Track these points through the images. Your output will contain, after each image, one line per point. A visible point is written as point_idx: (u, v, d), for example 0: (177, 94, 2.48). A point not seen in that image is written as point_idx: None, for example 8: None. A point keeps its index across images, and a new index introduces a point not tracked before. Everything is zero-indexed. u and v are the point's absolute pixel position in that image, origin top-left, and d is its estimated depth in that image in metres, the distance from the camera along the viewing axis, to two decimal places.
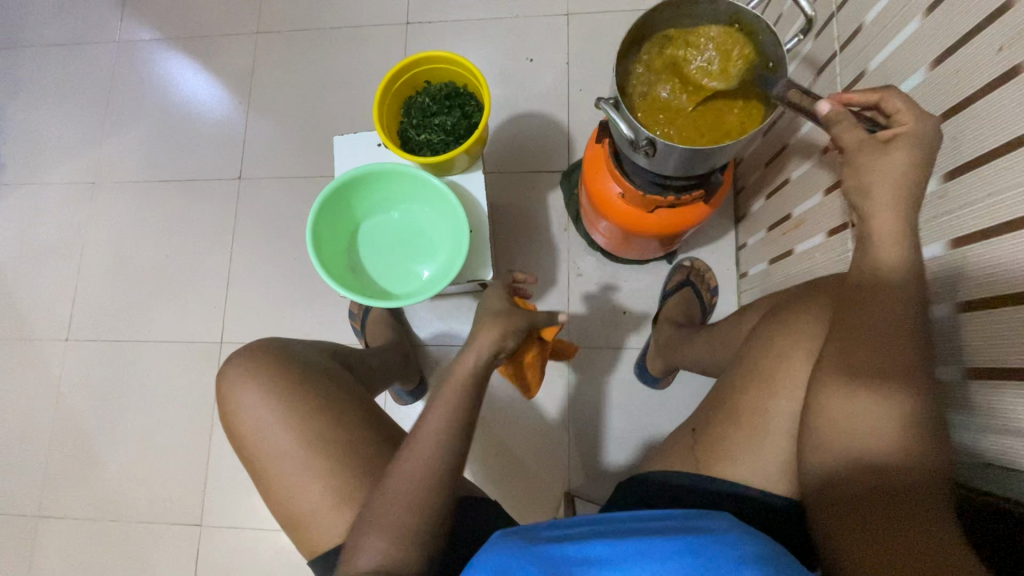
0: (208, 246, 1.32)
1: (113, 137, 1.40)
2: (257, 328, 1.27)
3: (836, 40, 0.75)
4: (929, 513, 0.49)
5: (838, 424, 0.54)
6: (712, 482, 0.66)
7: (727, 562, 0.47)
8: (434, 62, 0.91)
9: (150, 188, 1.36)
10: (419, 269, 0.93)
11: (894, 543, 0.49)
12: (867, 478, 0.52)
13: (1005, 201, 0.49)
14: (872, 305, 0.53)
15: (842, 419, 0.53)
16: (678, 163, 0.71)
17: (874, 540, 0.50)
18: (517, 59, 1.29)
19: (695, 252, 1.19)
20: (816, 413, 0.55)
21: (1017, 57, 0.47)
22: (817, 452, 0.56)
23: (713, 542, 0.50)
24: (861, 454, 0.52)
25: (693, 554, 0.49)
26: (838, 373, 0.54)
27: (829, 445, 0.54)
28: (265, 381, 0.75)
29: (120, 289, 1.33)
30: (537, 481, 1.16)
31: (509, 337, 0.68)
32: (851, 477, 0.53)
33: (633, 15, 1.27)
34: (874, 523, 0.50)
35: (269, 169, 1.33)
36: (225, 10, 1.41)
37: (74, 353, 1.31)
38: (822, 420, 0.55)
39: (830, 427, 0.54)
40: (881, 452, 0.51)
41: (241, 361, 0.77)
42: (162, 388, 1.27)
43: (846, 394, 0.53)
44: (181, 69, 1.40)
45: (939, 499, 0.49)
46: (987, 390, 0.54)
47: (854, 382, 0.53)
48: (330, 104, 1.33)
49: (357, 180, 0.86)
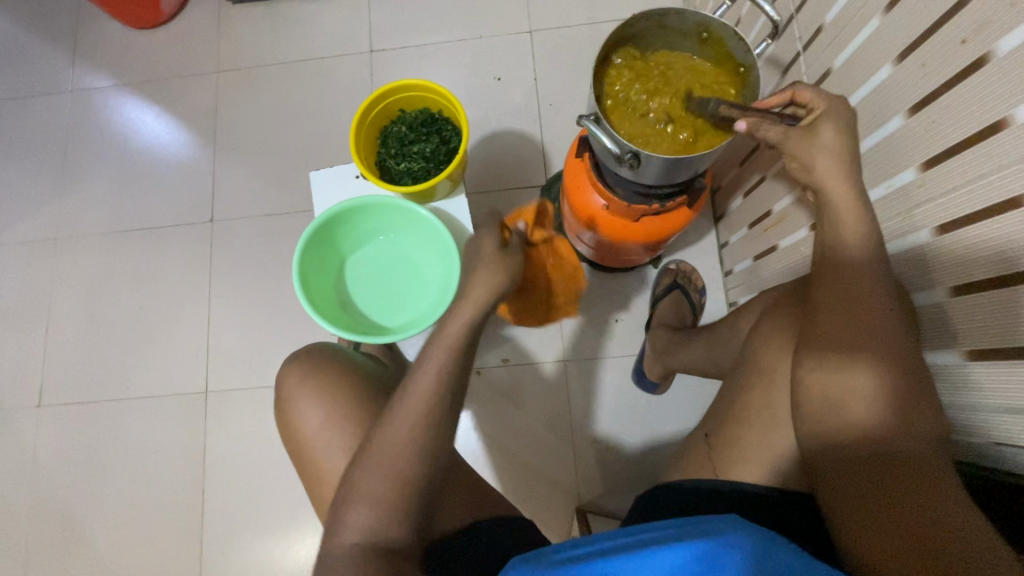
0: (185, 293, 1.27)
1: (73, 190, 1.34)
2: (243, 372, 1.23)
3: (798, 40, 0.77)
4: (932, 493, 0.48)
5: (836, 413, 0.53)
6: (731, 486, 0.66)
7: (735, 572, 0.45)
8: (407, 90, 0.91)
9: (117, 239, 1.31)
10: (410, 301, 0.92)
11: (899, 526, 0.48)
12: (865, 462, 0.51)
13: (986, 187, 0.50)
14: (848, 290, 0.54)
15: (840, 407, 0.53)
16: (662, 173, 0.71)
17: (879, 526, 0.49)
18: (484, 79, 1.29)
19: (678, 254, 1.21)
20: (812, 404, 0.55)
21: (980, 48, 0.49)
22: (818, 444, 0.55)
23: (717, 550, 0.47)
24: (853, 434, 0.52)
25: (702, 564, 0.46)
26: (827, 358, 0.54)
27: (820, 427, 0.54)
28: (315, 390, 0.74)
29: (93, 347, 1.27)
30: (548, 499, 1.14)
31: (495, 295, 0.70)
32: (848, 462, 0.52)
33: (593, 28, 1.29)
34: (877, 505, 0.50)
35: (242, 209, 1.30)
36: (182, 51, 1.38)
37: (47, 420, 1.24)
38: (819, 411, 0.54)
39: (829, 417, 0.53)
40: (872, 431, 0.51)
41: (293, 372, 0.76)
42: (146, 446, 1.22)
43: (824, 370, 0.54)
44: (140, 114, 1.37)
45: (940, 477, 0.48)
46: (992, 369, 0.55)
47: (830, 353, 0.54)
48: (298, 137, 1.31)
49: (341, 215, 0.84)
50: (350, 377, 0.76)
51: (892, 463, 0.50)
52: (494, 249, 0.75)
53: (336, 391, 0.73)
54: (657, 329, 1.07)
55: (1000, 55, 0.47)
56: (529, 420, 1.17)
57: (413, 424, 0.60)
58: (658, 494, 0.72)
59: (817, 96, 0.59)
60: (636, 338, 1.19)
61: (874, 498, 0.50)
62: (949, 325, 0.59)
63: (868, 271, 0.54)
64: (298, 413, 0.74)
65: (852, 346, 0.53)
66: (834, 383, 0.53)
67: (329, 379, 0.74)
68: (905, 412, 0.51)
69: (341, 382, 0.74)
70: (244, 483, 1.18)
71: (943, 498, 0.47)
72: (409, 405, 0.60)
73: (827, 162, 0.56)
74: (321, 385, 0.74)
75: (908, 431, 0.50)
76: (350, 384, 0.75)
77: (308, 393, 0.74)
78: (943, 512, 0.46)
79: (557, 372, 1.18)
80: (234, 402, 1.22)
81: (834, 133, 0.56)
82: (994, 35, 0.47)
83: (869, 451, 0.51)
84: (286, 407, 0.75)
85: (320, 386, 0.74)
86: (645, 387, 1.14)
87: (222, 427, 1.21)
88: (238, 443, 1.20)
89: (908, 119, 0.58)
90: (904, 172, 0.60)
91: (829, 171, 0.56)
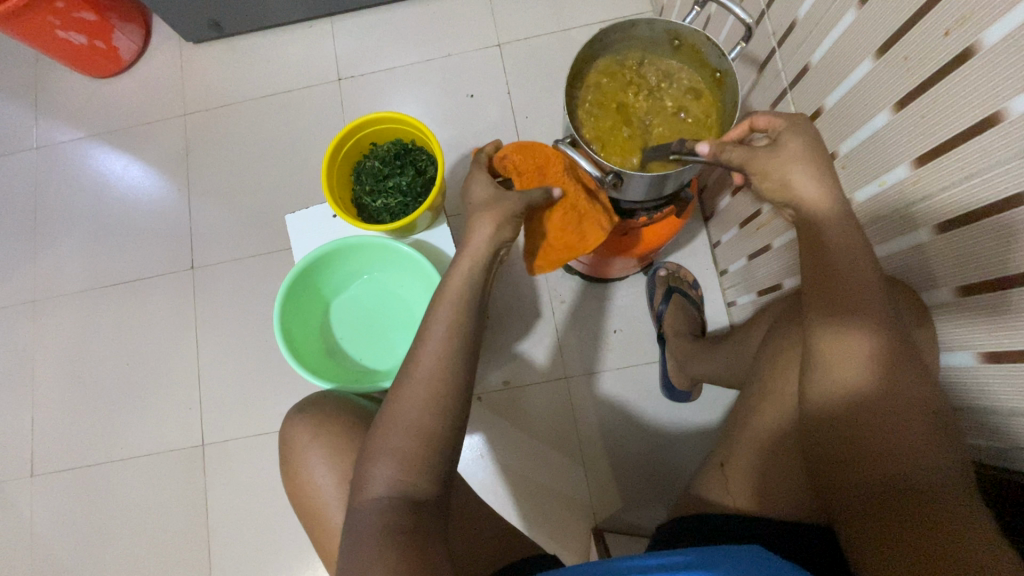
0: (172, 345, 1.24)
1: (47, 248, 1.31)
2: (238, 419, 1.19)
3: (772, 36, 0.75)
4: (936, 501, 0.49)
5: (836, 386, 0.54)
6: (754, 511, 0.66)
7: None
8: (377, 123, 0.88)
9: (98, 296, 1.28)
10: (399, 340, 0.90)
11: (909, 531, 0.49)
12: (876, 463, 0.52)
13: (987, 182, 0.48)
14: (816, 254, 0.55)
15: (839, 378, 0.54)
16: (647, 189, 0.70)
17: (890, 530, 0.50)
18: (457, 97, 1.27)
19: (670, 258, 1.18)
20: (814, 376, 0.56)
21: (966, 38, 0.46)
22: (823, 427, 0.55)
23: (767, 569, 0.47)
24: (858, 423, 0.53)
25: None
26: (825, 323, 0.55)
27: (824, 403, 0.55)
28: (328, 442, 0.72)
29: (84, 409, 1.23)
30: (564, 522, 1.11)
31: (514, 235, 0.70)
32: (860, 461, 0.53)
33: (563, 36, 1.27)
34: (889, 509, 0.51)
35: (222, 252, 1.26)
36: (146, 96, 1.35)
37: (42, 489, 1.20)
38: (822, 380, 0.55)
39: (829, 388, 0.55)
40: (887, 428, 0.52)
41: (304, 425, 0.74)
42: (145, 504, 1.18)
43: (836, 340, 0.54)
44: (110, 165, 1.33)
45: (945, 487, 0.50)
46: (1010, 372, 0.54)
47: (842, 318, 0.54)
48: (274, 174, 1.29)
49: (318, 261, 0.82)
50: (361, 423, 0.74)
51: (888, 449, 0.52)
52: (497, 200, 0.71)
53: (349, 441, 0.72)
54: (674, 341, 1.05)
55: (988, 46, 0.45)
56: (537, 440, 1.14)
57: (417, 479, 0.58)
58: (688, 523, 0.71)
59: (774, 119, 0.59)
60: (650, 347, 1.16)
61: (883, 500, 0.51)
62: (953, 328, 0.59)
63: (850, 234, 0.54)
64: (310, 467, 0.72)
65: (842, 311, 0.53)
66: (839, 347, 0.54)
67: (339, 425, 0.73)
68: (905, 389, 0.52)
69: (353, 431, 0.73)
70: (250, 535, 1.15)
71: (941, 505, 0.49)
72: (408, 460, 0.58)
73: (798, 173, 0.54)
74: (332, 436, 0.73)
75: (918, 441, 0.51)
76: (359, 434, 0.73)
77: (321, 447, 0.72)
78: (935, 507, 0.49)
79: (560, 389, 1.16)
80: (234, 452, 1.18)
81: (802, 150, 0.55)
82: (980, 25, 0.45)
83: (866, 428, 0.53)
84: (298, 458, 0.73)
85: (333, 438, 0.72)
86: (677, 397, 1.12)
87: (223, 479, 1.17)
88: (242, 494, 1.16)
89: (896, 115, 0.56)
90: (896, 170, 0.58)
91: (807, 172, 0.55)
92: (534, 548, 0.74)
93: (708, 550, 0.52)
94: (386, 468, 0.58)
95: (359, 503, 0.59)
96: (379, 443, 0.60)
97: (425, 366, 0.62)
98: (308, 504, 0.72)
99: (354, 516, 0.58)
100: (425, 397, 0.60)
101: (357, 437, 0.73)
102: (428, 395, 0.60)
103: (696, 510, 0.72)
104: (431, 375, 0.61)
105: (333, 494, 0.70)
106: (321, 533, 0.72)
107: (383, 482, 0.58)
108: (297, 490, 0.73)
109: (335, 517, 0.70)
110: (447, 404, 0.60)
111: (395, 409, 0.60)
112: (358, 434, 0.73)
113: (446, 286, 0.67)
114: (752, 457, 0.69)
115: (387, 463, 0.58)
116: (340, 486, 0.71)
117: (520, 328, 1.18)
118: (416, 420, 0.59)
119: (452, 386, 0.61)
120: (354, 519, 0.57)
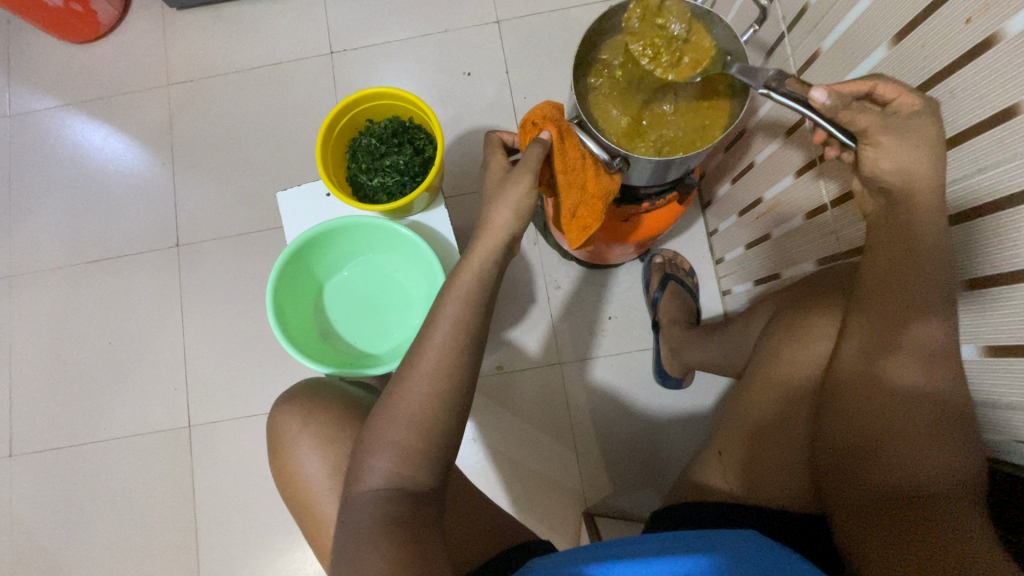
0: (157, 324, 1.21)
1: (22, 222, 1.25)
2: (225, 400, 1.17)
3: (782, 21, 0.73)
4: (961, 516, 0.49)
5: (862, 378, 0.56)
6: (756, 499, 0.68)
7: (794, 561, 0.48)
8: (374, 99, 0.86)
9: (78, 273, 1.23)
10: (394, 324, 0.88)
11: (920, 544, 0.49)
12: (903, 476, 0.53)
13: (1002, 176, 0.48)
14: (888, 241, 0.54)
15: (871, 369, 0.55)
16: (653, 173, 0.69)
17: (898, 541, 0.51)
18: (454, 75, 1.23)
19: (667, 245, 1.18)
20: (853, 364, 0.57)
21: (989, 27, 0.46)
22: (850, 425, 0.56)
23: (764, 556, 0.49)
24: (877, 423, 0.54)
25: (756, 563, 0.48)
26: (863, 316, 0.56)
27: (850, 397, 0.56)
28: (319, 432, 0.71)
29: (65, 390, 1.20)
30: (555, 508, 1.11)
31: (525, 220, 0.68)
32: (885, 469, 0.53)
33: (563, 14, 1.24)
34: (906, 524, 0.51)
35: (208, 230, 1.22)
36: (128, 64, 1.29)
37: (22, 470, 1.18)
38: (852, 371, 0.57)
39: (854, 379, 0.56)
40: (913, 430, 0.52)
41: (294, 416, 0.72)
42: (131, 486, 1.16)
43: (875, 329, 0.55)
44: (89, 137, 1.28)
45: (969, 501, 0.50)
46: (989, 365, 0.57)
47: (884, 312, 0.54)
48: (263, 151, 1.24)
49: (313, 240, 0.80)
50: (352, 413, 0.73)
51: (907, 460, 0.52)
52: (504, 188, 0.67)
53: (341, 431, 0.71)
54: (669, 329, 1.05)
55: (1012, 34, 0.44)
56: (530, 425, 1.14)
57: (414, 472, 0.58)
58: (685, 508, 0.72)
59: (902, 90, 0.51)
60: (644, 335, 1.16)
61: (897, 517, 0.52)
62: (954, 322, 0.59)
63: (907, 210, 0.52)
64: (300, 455, 0.71)
65: (881, 298, 0.54)
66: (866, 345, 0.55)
67: (331, 415, 0.72)
68: (930, 394, 0.52)
69: (342, 421, 0.72)
70: (240, 517, 1.14)
71: (965, 524, 0.49)
72: (403, 454, 0.57)
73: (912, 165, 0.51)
74: (324, 426, 0.71)
75: (943, 453, 0.51)
76: (350, 423, 0.72)
77: (311, 436, 0.71)
78: (945, 519, 0.50)
79: (553, 375, 1.15)
80: (222, 434, 1.16)
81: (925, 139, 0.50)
82: (1002, 14, 0.44)
83: (889, 432, 0.53)
84: (285, 447, 0.72)
85: (323, 427, 0.71)
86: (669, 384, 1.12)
87: (211, 462, 1.16)
88: (230, 474, 1.15)
89: None
90: None
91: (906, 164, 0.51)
92: (527, 537, 0.73)
93: (702, 534, 0.54)
94: (383, 460, 0.57)
95: (354, 496, 0.58)
96: (380, 429, 0.59)
97: (425, 355, 0.60)
98: (299, 494, 0.71)
99: (349, 509, 0.57)
100: (424, 392, 0.59)
101: (348, 427, 0.71)
102: (428, 390, 0.59)
103: (699, 494, 0.73)
104: (435, 371, 0.60)
105: (324, 485, 0.69)
106: (314, 519, 0.70)
107: (379, 476, 0.57)
108: (287, 481, 0.72)
109: (328, 508, 0.69)
110: (447, 392, 0.59)
111: (398, 397, 0.59)
112: (349, 424, 0.72)
113: (455, 280, 0.64)
114: (746, 444, 0.70)
115: (384, 456, 0.58)
116: (332, 473, 0.70)
117: (515, 313, 1.17)
118: (416, 406, 0.59)
119: (450, 379, 0.60)
120: (349, 513, 0.57)
